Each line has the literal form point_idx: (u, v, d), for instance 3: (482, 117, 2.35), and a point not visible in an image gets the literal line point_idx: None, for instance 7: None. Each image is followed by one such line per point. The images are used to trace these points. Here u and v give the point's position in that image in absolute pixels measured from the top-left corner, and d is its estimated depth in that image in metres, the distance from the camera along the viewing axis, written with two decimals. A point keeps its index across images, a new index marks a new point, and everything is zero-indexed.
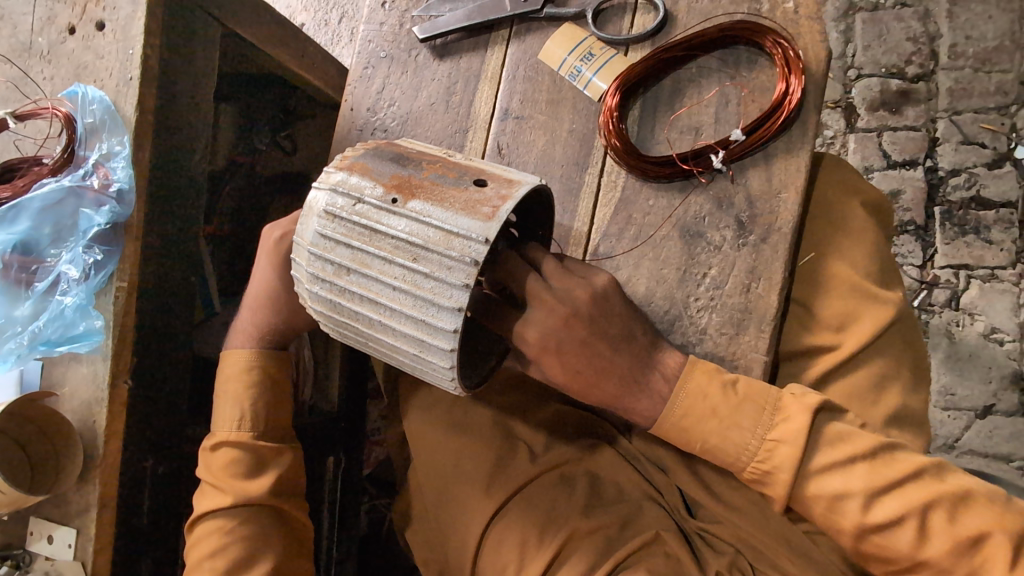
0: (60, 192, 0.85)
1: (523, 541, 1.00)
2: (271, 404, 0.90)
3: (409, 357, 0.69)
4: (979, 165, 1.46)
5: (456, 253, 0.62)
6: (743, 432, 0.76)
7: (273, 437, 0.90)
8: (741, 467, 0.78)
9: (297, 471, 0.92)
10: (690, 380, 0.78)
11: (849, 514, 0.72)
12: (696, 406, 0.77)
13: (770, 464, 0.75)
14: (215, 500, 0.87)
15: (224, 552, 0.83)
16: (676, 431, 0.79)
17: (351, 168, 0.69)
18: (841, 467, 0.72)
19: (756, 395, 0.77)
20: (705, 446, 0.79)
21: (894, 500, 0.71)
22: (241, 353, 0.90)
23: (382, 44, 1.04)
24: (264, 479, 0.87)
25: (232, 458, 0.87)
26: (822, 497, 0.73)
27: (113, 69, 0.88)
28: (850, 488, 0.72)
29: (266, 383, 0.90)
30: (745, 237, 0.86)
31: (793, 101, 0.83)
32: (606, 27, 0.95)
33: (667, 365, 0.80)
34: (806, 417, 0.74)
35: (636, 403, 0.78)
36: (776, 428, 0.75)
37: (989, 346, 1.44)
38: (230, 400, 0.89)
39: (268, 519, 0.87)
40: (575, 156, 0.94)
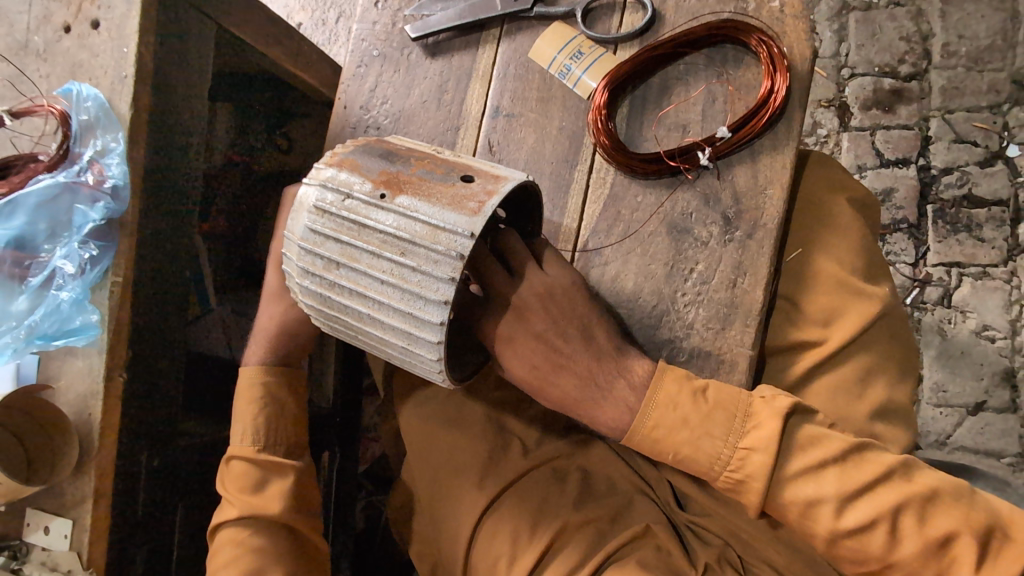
0: (54, 189, 0.86)
1: (515, 536, 1.01)
2: (276, 419, 0.90)
3: (397, 350, 0.70)
4: (971, 164, 1.47)
5: (443, 247, 0.63)
6: (715, 441, 0.76)
7: (283, 450, 0.90)
8: (714, 477, 0.77)
9: (307, 484, 0.91)
10: (661, 389, 0.78)
11: (823, 519, 0.73)
12: (666, 416, 0.77)
13: (742, 472, 0.75)
14: (228, 512, 0.87)
15: (235, 564, 0.83)
16: (646, 440, 0.79)
17: (341, 164, 0.70)
18: (812, 473, 0.73)
19: (727, 401, 0.77)
20: (677, 457, 0.78)
21: (865, 505, 0.72)
22: (251, 365, 0.91)
23: (375, 42, 1.05)
24: (274, 492, 0.87)
25: (243, 473, 0.88)
26: (797, 502, 0.74)
27: (107, 67, 0.89)
28: (823, 494, 0.73)
29: (266, 391, 0.90)
30: (731, 233, 0.88)
31: (779, 98, 0.85)
32: (595, 26, 0.96)
33: (637, 371, 0.80)
34: (777, 423, 0.74)
35: (607, 410, 0.79)
36: (747, 437, 0.75)
37: (980, 343, 1.45)
38: (238, 415, 0.90)
39: (279, 532, 0.87)
40: (564, 153, 0.96)
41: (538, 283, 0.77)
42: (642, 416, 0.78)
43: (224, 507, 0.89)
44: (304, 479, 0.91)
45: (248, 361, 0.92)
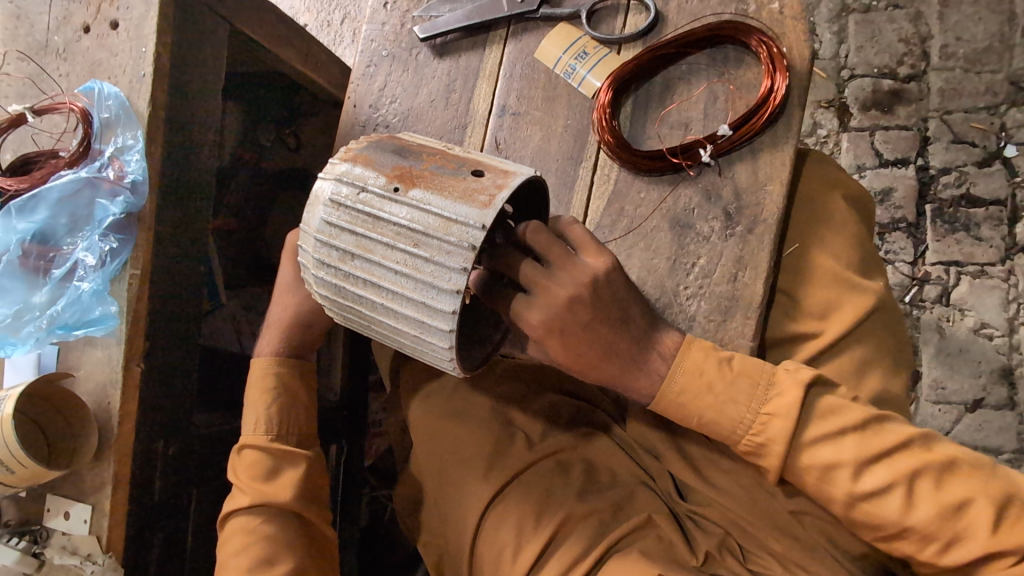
0: (76, 183, 0.89)
1: (520, 525, 1.03)
2: (288, 409, 0.92)
3: (410, 338, 0.72)
4: (969, 164, 1.50)
5: (455, 238, 0.66)
6: (738, 406, 0.80)
7: (294, 441, 0.92)
8: (736, 441, 0.81)
9: (317, 474, 0.93)
10: (689, 355, 0.81)
11: (841, 482, 0.76)
12: (694, 382, 0.80)
13: (764, 436, 0.79)
14: (239, 501, 0.89)
15: (248, 550, 0.84)
16: (671, 404, 0.82)
17: (355, 159, 0.73)
18: (833, 437, 0.77)
19: (751, 371, 0.80)
20: (702, 421, 0.82)
21: (882, 470, 0.75)
22: (264, 354, 0.94)
23: (384, 43, 1.08)
24: (285, 480, 0.89)
25: (254, 462, 0.90)
26: (815, 466, 0.77)
27: (126, 66, 0.92)
28: (841, 458, 0.76)
29: (285, 381, 0.93)
30: (732, 228, 0.90)
31: (778, 97, 0.87)
32: (600, 27, 0.99)
33: (666, 343, 0.83)
34: (799, 392, 0.78)
35: (634, 383, 0.81)
36: (769, 403, 0.79)
37: (978, 341, 1.47)
38: (251, 406, 0.92)
39: (290, 522, 0.88)
40: (570, 150, 0.98)
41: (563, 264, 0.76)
42: (667, 384, 0.81)
43: (235, 495, 0.90)
44: (315, 468, 0.93)
45: (260, 350, 0.94)
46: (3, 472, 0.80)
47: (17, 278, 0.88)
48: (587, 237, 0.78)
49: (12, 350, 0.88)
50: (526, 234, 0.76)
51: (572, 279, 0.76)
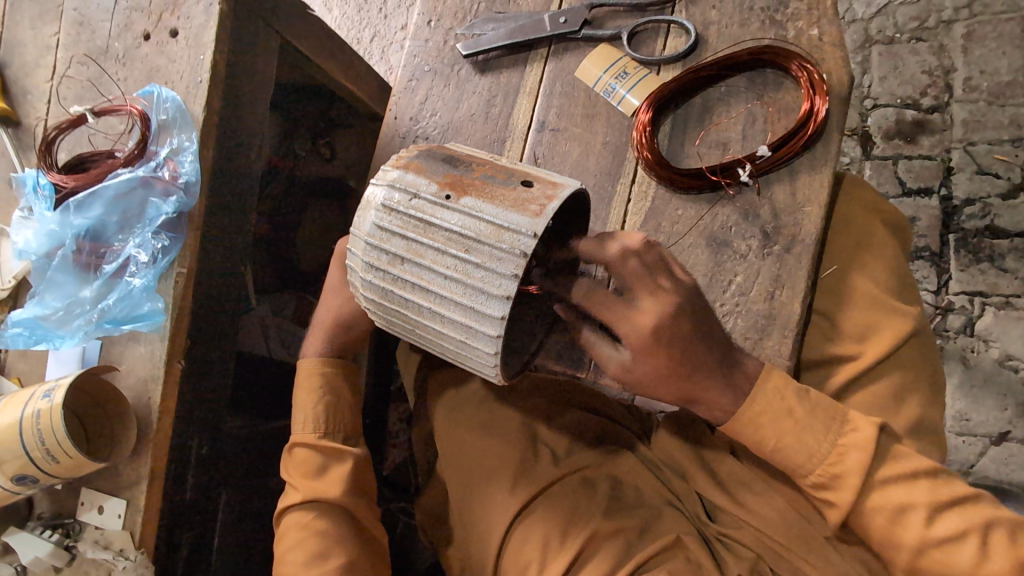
0: (131, 182, 0.91)
1: (546, 540, 1.02)
2: (334, 407, 0.94)
3: (455, 343, 0.73)
4: (994, 195, 1.50)
5: (506, 246, 0.67)
6: (815, 436, 0.81)
7: (341, 438, 0.93)
8: (807, 472, 0.81)
9: (364, 470, 0.93)
10: (770, 382, 0.82)
11: (912, 526, 0.77)
12: (773, 404, 0.81)
13: (839, 467, 0.80)
14: (293, 497, 0.90)
15: (301, 545, 0.85)
16: (747, 425, 0.83)
17: (408, 166, 0.74)
18: (905, 479, 0.78)
19: (826, 404, 0.82)
20: (778, 445, 0.82)
21: (955, 517, 0.76)
22: (309, 356, 0.96)
23: (426, 58, 1.11)
24: (335, 476, 0.90)
25: (306, 460, 0.91)
26: (886, 508, 0.78)
27: (184, 73, 0.95)
28: (914, 499, 0.77)
29: (334, 382, 0.95)
30: (770, 247, 0.91)
31: (818, 118, 0.89)
32: (640, 48, 1.02)
33: (750, 367, 0.83)
34: (873, 430, 0.79)
35: (678, 398, 0.82)
36: (845, 435, 0.80)
37: (1004, 373, 1.46)
38: (302, 405, 0.93)
39: (340, 516, 0.89)
40: (608, 167, 1.00)
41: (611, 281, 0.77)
42: (745, 405, 0.82)
43: (289, 492, 0.92)
44: (362, 462, 0.93)
45: (305, 352, 0.96)
46: (48, 462, 0.80)
47: (70, 273, 0.91)
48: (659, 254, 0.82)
49: (59, 342, 0.89)
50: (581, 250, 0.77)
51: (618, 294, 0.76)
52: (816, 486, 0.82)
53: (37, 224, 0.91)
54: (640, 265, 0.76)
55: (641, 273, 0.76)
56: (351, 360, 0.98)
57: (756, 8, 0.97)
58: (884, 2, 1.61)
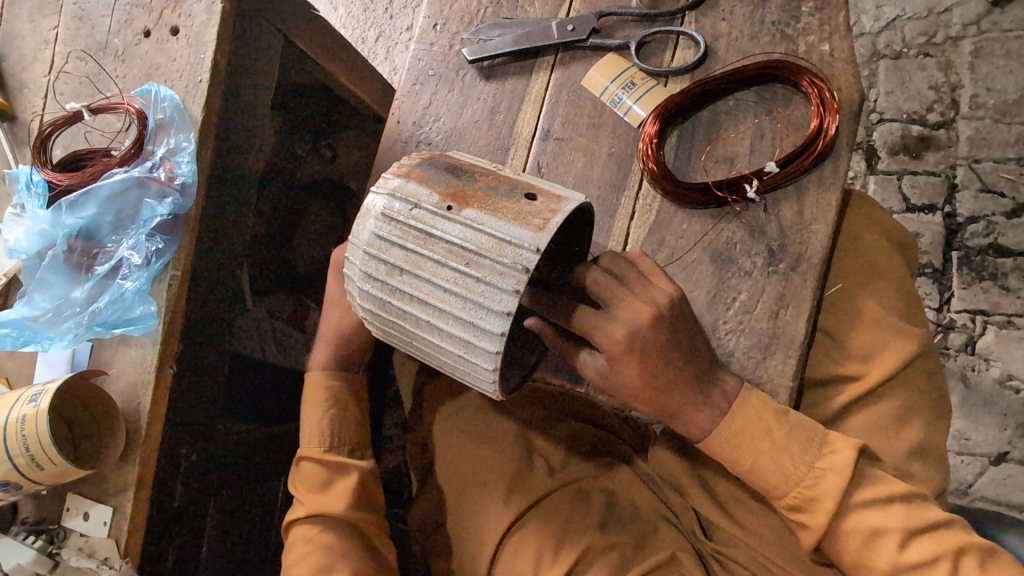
0: (126, 182, 0.90)
1: (538, 553, 1.00)
2: (338, 420, 0.93)
3: (452, 358, 0.72)
4: (997, 214, 1.49)
5: (508, 260, 0.65)
6: (792, 459, 0.79)
7: (347, 451, 0.93)
8: (785, 493, 0.81)
9: (370, 484, 0.92)
10: (748, 401, 0.81)
11: (885, 550, 0.76)
12: (751, 424, 0.80)
13: (815, 490, 0.79)
14: (299, 510, 0.91)
15: (307, 559, 0.85)
16: (725, 445, 0.82)
17: (409, 175, 0.73)
18: (881, 503, 0.77)
19: (806, 426, 0.80)
20: (754, 465, 0.81)
21: (930, 542, 0.75)
22: (315, 370, 0.94)
23: (431, 62, 1.10)
24: (340, 490, 0.90)
25: (312, 473, 0.91)
26: (859, 532, 0.77)
27: (183, 71, 0.94)
28: (889, 524, 0.76)
29: (340, 395, 0.94)
30: (775, 265, 0.89)
31: (828, 136, 0.87)
32: (648, 59, 1.01)
33: (728, 384, 0.82)
34: (851, 452, 0.78)
35: (678, 413, 0.81)
36: (822, 458, 0.79)
37: (1004, 393, 1.44)
38: (309, 419, 0.93)
39: (345, 530, 0.88)
40: (612, 178, 0.98)
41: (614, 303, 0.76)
42: (723, 424, 0.81)
43: (296, 506, 0.92)
44: (368, 475, 0.92)
45: (312, 365, 0.95)
46: (33, 469, 0.79)
47: (61, 273, 0.89)
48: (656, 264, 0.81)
49: (48, 344, 0.87)
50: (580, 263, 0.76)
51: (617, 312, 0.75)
52: (792, 508, 0.81)
53: (29, 222, 0.89)
54: (603, 278, 0.77)
55: (630, 291, 0.77)
56: (356, 370, 0.97)
57: (766, 21, 0.95)
58: (892, 17, 1.60)
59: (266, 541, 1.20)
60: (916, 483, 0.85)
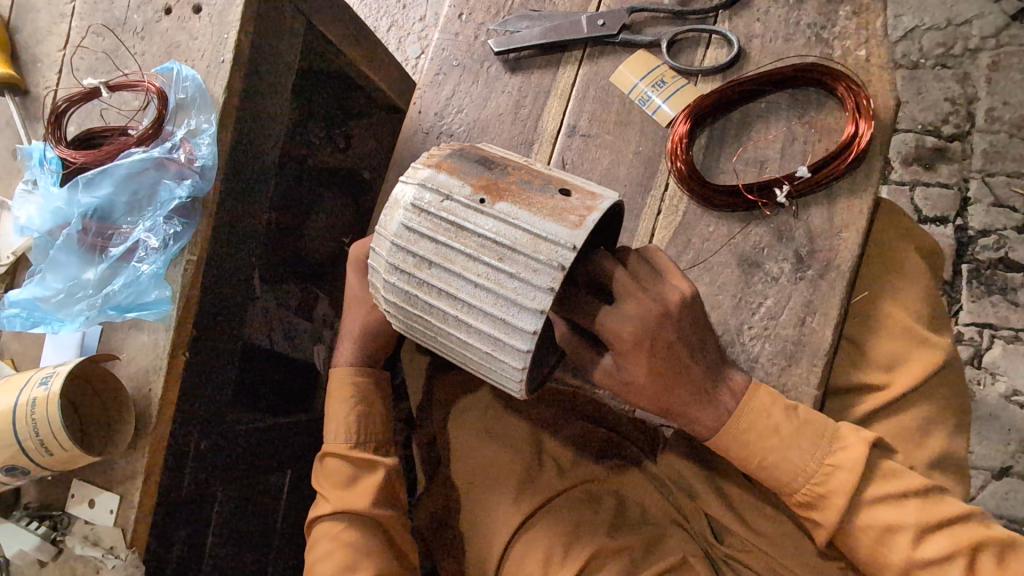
0: (144, 162, 0.88)
1: (548, 553, 0.99)
2: (365, 415, 0.91)
3: (480, 354, 0.70)
4: (1009, 229, 1.48)
5: (544, 257, 0.64)
6: (802, 454, 0.78)
7: (374, 448, 0.92)
8: (794, 489, 0.79)
9: (395, 481, 0.91)
10: (755, 399, 0.80)
11: (899, 546, 0.75)
12: (758, 423, 0.79)
13: (824, 487, 0.77)
14: (323, 506, 0.89)
15: (331, 556, 0.83)
16: (734, 443, 0.80)
17: (439, 166, 0.71)
18: (895, 498, 0.75)
19: (815, 421, 0.80)
20: (763, 464, 0.80)
21: (943, 537, 0.74)
22: (342, 364, 0.94)
23: (455, 52, 1.07)
24: (365, 487, 0.88)
25: (337, 469, 0.90)
26: (873, 527, 0.76)
27: (205, 51, 0.92)
28: (903, 521, 0.74)
29: (369, 391, 0.93)
30: (804, 271, 0.88)
31: (863, 142, 0.86)
32: (679, 57, 0.99)
33: (734, 382, 0.82)
34: (863, 447, 0.77)
35: (700, 415, 0.80)
36: (833, 455, 0.77)
37: (1009, 408, 1.44)
38: (336, 415, 0.91)
39: (369, 527, 0.87)
40: (639, 177, 0.97)
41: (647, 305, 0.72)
42: (730, 422, 0.80)
43: (320, 502, 0.91)
44: (394, 473, 0.91)
45: (338, 360, 0.94)
46: (41, 453, 0.76)
47: (73, 253, 0.87)
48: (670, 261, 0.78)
49: (59, 326, 0.85)
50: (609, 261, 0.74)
51: (647, 308, 0.72)
52: (801, 505, 0.80)
53: (41, 200, 0.87)
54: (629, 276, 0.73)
55: (657, 288, 0.75)
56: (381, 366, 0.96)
57: (802, 24, 0.94)
58: (911, 27, 1.59)
59: (268, 532, 1.19)
60: None
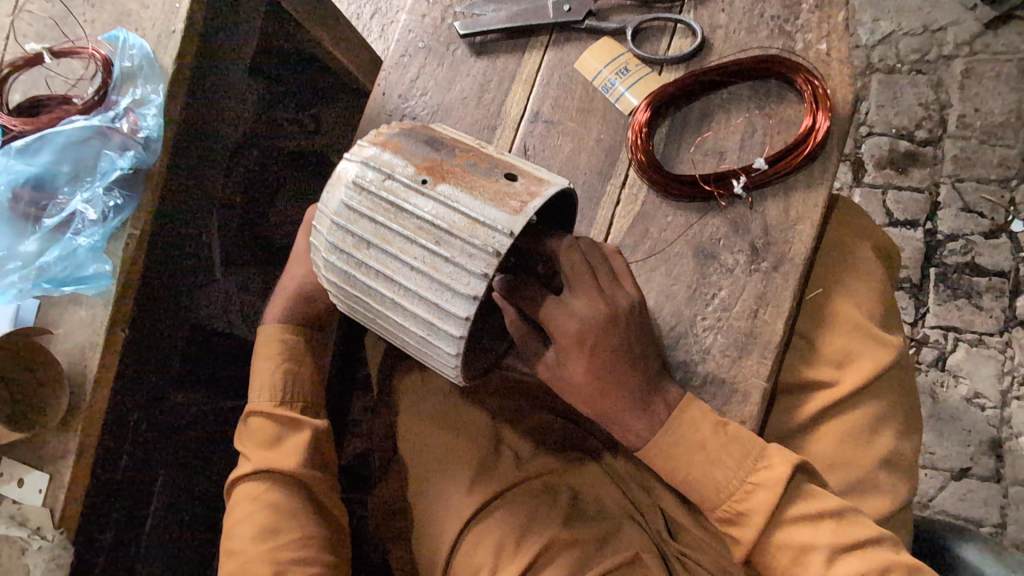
0: (86, 131, 0.85)
1: (498, 547, 0.99)
2: (291, 374, 0.90)
3: (416, 339, 0.69)
4: (976, 233, 1.50)
5: (480, 241, 0.62)
6: (727, 471, 0.78)
7: (301, 408, 0.90)
8: (715, 505, 0.79)
9: (324, 437, 0.89)
10: (685, 416, 0.79)
11: (813, 566, 0.75)
12: (685, 438, 0.79)
13: (745, 505, 0.78)
14: (244, 467, 0.88)
15: (252, 517, 0.83)
16: (660, 454, 0.80)
17: (386, 144, 0.69)
18: (810, 519, 0.76)
19: (743, 438, 0.79)
20: (688, 478, 0.80)
21: (858, 559, 0.74)
22: (270, 323, 0.92)
23: (421, 34, 1.06)
24: (290, 447, 0.87)
25: (262, 429, 0.88)
26: (789, 546, 0.76)
27: (155, 20, 0.90)
28: (817, 540, 0.75)
29: (302, 352, 0.92)
30: (758, 263, 0.88)
31: (818, 135, 0.86)
32: (643, 46, 0.98)
33: (670, 393, 0.80)
34: (788, 469, 0.77)
35: (632, 423, 0.79)
36: (756, 472, 0.78)
37: (971, 410, 1.45)
38: (263, 372, 0.90)
39: (293, 488, 0.86)
40: (598, 166, 0.96)
41: (590, 306, 0.73)
42: (662, 433, 0.79)
43: (242, 462, 0.89)
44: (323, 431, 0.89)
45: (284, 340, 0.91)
46: None
47: (5, 222, 0.84)
48: (626, 270, 0.78)
49: None
50: (559, 251, 0.73)
51: (586, 307, 0.73)
52: (722, 521, 0.80)
53: None
54: (583, 262, 0.74)
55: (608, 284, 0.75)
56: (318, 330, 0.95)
57: (766, 15, 0.93)
58: (888, 31, 1.59)
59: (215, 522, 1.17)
60: (880, 493, 0.85)
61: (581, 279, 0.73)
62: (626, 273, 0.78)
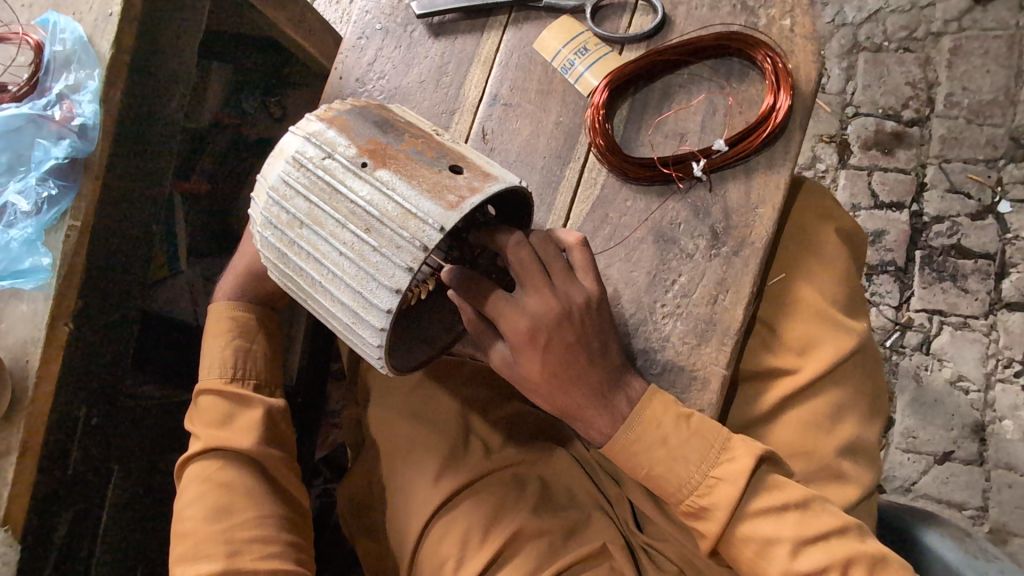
0: (18, 119, 0.84)
1: (465, 537, 0.98)
2: (243, 351, 0.88)
3: (342, 325, 0.68)
4: (962, 215, 1.47)
5: (409, 234, 0.60)
6: (688, 465, 0.77)
7: (256, 386, 0.89)
8: (678, 500, 0.78)
9: (279, 419, 0.88)
10: (648, 410, 0.77)
11: (777, 559, 0.74)
12: (648, 433, 0.77)
13: (707, 500, 0.76)
14: (194, 447, 0.86)
15: (202, 497, 0.82)
16: (623, 450, 0.79)
17: (332, 121, 0.66)
18: (774, 512, 0.75)
19: (707, 431, 0.77)
20: (651, 472, 0.78)
21: (819, 553, 0.73)
22: (220, 302, 0.91)
23: (379, 16, 1.02)
24: (243, 424, 0.85)
25: (211, 407, 0.86)
26: (752, 540, 0.75)
27: (93, 3, 0.87)
28: (780, 534, 0.74)
29: (254, 329, 0.90)
30: (718, 248, 0.85)
31: (778, 117, 0.84)
32: (604, 24, 0.95)
33: (633, 387, 0.78)
34: (750, 461, 0.75)
35: (594, 419, 0.77)
36: (719, 466, 0.76)
37: (954, 393, 1.43)
38: (212, 351, 0.88)
39: (246, 465, 0.84)
40: (558, 149, 0.93)
41: (542, 302, 0.71)
42: (623, 429, 0.77)
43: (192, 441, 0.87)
44: (277, 412, 0.88)
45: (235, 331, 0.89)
46: None
47: None
48: (586, 257, 0.75)
49: None
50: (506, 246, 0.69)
51: (538, 301, 0.71)
52: (686, 514, 0.79)
53: None
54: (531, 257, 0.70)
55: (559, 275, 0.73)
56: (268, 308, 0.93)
57: None
58: (875, 9, 1.55)
59: None
60: (846, 482, 0.84)
61: (530, 276, 0.71)
62: (585, 264, 0.75)
